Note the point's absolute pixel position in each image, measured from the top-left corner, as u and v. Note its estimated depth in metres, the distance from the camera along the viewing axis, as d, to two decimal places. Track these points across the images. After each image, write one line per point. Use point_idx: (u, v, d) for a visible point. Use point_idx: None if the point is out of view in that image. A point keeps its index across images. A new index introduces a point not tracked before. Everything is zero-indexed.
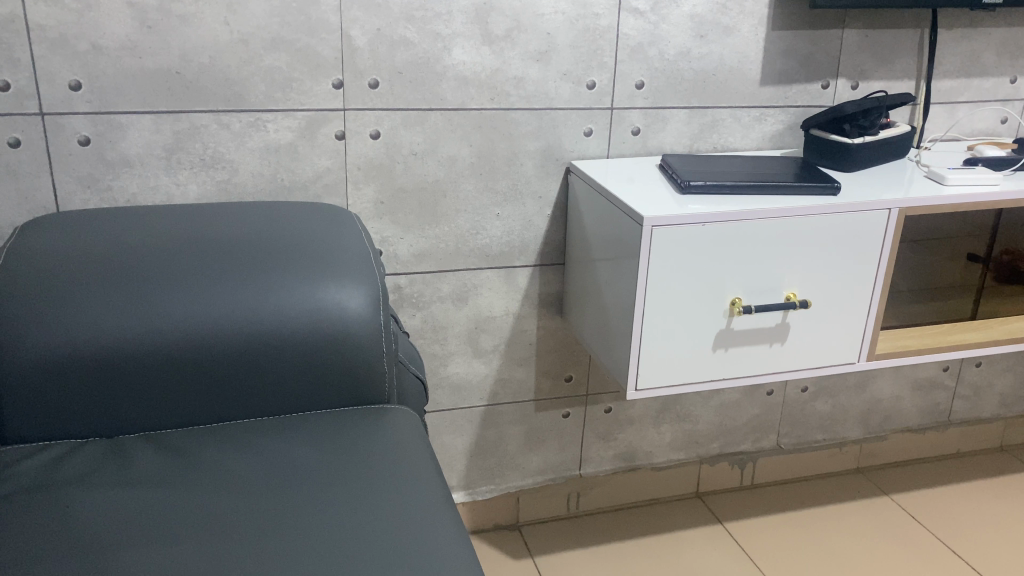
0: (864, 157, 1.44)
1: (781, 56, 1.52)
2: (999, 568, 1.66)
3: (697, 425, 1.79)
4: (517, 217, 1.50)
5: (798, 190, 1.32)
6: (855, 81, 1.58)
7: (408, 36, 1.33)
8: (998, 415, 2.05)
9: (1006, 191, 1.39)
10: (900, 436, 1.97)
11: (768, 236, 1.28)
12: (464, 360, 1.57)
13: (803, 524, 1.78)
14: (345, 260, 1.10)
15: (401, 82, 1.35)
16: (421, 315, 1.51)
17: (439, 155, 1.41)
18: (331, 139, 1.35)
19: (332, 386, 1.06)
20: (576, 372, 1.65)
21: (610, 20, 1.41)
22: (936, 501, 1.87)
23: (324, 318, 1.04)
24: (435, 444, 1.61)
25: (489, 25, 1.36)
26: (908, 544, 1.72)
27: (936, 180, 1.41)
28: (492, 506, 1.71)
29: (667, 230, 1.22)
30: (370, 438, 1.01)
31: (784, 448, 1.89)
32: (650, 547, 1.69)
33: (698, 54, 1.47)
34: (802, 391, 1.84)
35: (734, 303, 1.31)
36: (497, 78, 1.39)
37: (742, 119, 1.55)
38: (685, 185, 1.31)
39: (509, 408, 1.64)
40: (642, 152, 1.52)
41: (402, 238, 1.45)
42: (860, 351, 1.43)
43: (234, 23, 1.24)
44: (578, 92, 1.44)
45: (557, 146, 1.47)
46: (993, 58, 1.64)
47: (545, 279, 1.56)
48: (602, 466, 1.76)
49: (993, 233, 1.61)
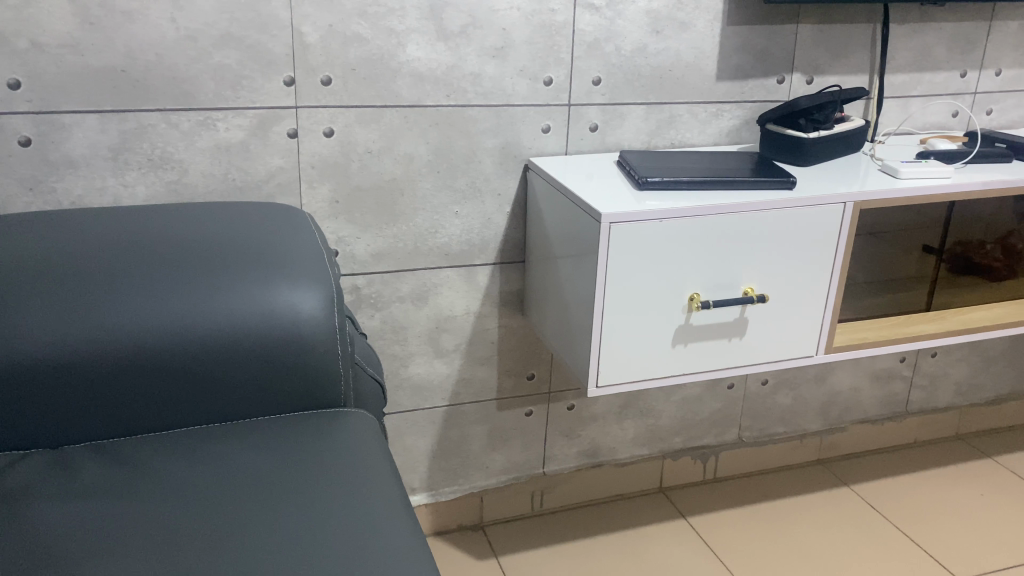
0: (819, 152, 1.45)
1: (736, 52, 1.52)
2: (956, 554, 1.69)
3: (659, 420, 1.79)
4: (476, 215, 1.48)
5: (755, 185, 1.32)
6: (810, 76, 1.59)
7: (361, 32, 1.30)
8: (954, 404, 2.08)
9: (958, 183, 1.41)
10: (859, 427, 1.99)
11: (726, 231, 1.28)
12: (426, 360, 1.55)
13: (766, 516, 1.79)
14: (298, 261, 1.07)
15: (355, 79, 1.33)
16: (380, 316, 1.49)
17: (396, 153, 1.39)
18: (284, 137, 1.33)
19: (287, 391, 1.04)
20: (538, 370, 1.64)
21: (565, 15, 1.40)
22: (895, 491, 1.89)
23: (278, 322, 1.02)
24: (397, 445, 1.59)
25: (444, 20, 1.34)
26: (867, 532, 1.75)
27: (890, 173, 1.44)
28: (456, 507, 1.69)
29: (626, 226, 1.22)
30: (327, 443, 0.99)
31: (746, 441, 1.90)
32: (615, 544, 1.69)
33: (654, 50, 1.47)
34: (762, 384, 1.85)
35: (693, 299, 1.30)
36: (453, 74, 1.37)
37: (699, 114, 1.55)
38: (643, 181, 1.31)
39: (471, 408, 1.62)
40: (600, 148, 1.52)
41: (358, 237, 1.42)
42: (818, 344, 1.44)
43: (180, 20, 1.21)
44: (535, 88, 1.43)
45: (515, 142, 1.46)
46: (944, 53, 1.66)
47: (505, 277, 1.55)
48: (566, 464, 1.76)
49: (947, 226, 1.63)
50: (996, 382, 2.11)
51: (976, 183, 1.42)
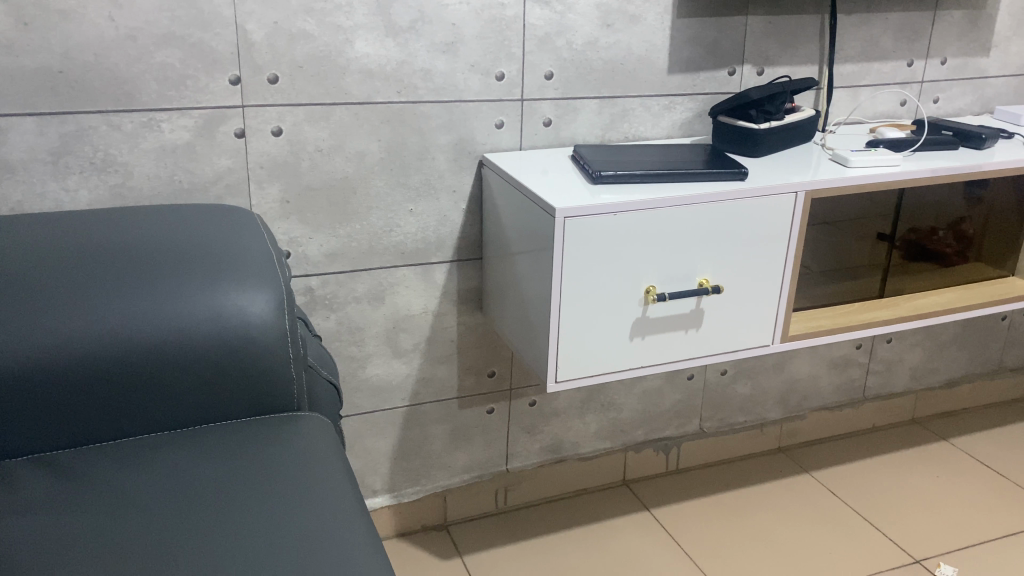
0: (770, 143, 1.46)
1: (688, 44, 1.53)
2: (913, 536, 1.72)
3: (621, 413, 1.80)
4: (432, 212, 1.47)
5: (707, 177, 1.33)
6: (760, 67, 1.60)
7: (307, 29, 1.28)
8: (910, 388, 2.12)
9: (907, 171, 1.43)
10: (819, 414, 2.02)
11: (680, 223, 1.29)
12: (384, 361, 1.54)
13: (728, 504, 1.81)
14: (246, 264, 1.05)
15: (303, 77, 1.30)
16: (336, 317, 1.47)
17: (347, 151, 1.37)
18: (231, 137, 1.30)
19: (239, 396, 1.02)
20: (499, 367, 1.64)
21: (516, 9, 1.39)
22: (855, 475, 1.92)
23: (227, 326, 0.99)
24: (358, 447, 1.57)
25: (392, 16, 1.32)
26: (827, 517, 1.77)
27: (841, 163, 1.45)
28: (419, 507, 1.68)
29: (580, 220, 1.22)
30: (278, 448, 0.97)
31: (707, 432, 1.91)
32: (579, 539, 1.69)
33: (605, 44, 1.47)
34: (721, 374, 1.86)
35: (649, 292, 1.31)
36: (403, 70, 1.36)
37: (652, 108, 1.55)
38: (597, 175, 1.30)
39: (432, 407, 1.61)
40: (554, 143, 1.51)
41: (311, 238, 1.40)
42: (775, 333, 1.45)
43: (119, 18, 1.18)
44: (487, 84, 1.42)
45: (468, 139, 1.44)
46: (892, 43, 1.69)
47: (462, 274, 1.54)
48: (529, 460, 1.75)
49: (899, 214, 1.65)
50: (950, 366, 2.15)
51: (924, 170, 1.44)
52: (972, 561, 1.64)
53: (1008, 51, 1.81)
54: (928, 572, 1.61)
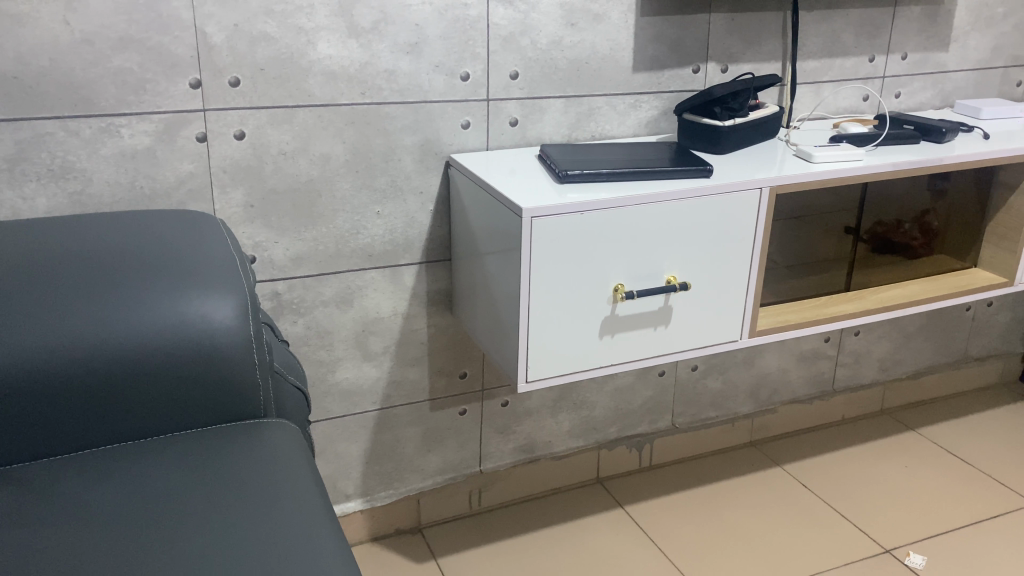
0: (735, 139, 1.47)
1: (652, 42, 1.53)
2: (884, 527, 1.73)
3: (594, 411, 1.80)
4: (399, 214, 1.46)
5: (672, 174, 1.33)
6: (724, 64, 1.61)
7: (268, 31, 1.27)
8: (878, 379, 2.14)
9: (870, 165, 1.45)
10: (789, 407, 2.04)
11: (647, 221, 1.29)
12: (354, 364, 1.52)
13: (703, 500, 1.81)
14: (209, 270, 1.04)
15: (264, 80, 1.29)
16: (303, 321, 1.45)
17: (311, 154, 1.36)
18: (192, 142, 1.28)
19: (203, 404, 1.00)
20: (470, 368, 1.63)
21: (479, 9, 1.38)
22: (826, 467, 1.94)
23: (189, 333, 0.98)
24: (329, 452, 1.56)
25: (354, 17, 1.31)
26: (801, 511, 1.78)
27: (805, 158, 1.46)
28: (393, 511, 1.67)
29: (546, 219, 1.21)
30: (244, 457, 0.96)
31: (679, 427, 1.92)
32: (553, 539, 1.69)
33: (570, 43, 1.47)
34: (692, 369, 1.87)
35: (617, 290, 1.31)
36: (367, 71, 1.35)
37: (618, 106, 1.55)
38: (564, 175, 1.30)
39: (404, 410, 1.60)
40: (521, 142, 1.51)
41: (276, 242, 1.39)
42: (742, 329, 1.46)
43: (75, 22, 1.16)
44: (452, 84, 1.41)
45: (434, 139, 1.44)
46: (853, 38, 1.70)
47: (430, 276, 1.53)
48: (502, 461, 1.74)
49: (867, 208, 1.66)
50: (917, 357, 2.17)
51: (887, 164, 1.46)
52: (940, 549, 1.67)
53: (967, 46, 1.84)
54: (898, 561, 1.64)
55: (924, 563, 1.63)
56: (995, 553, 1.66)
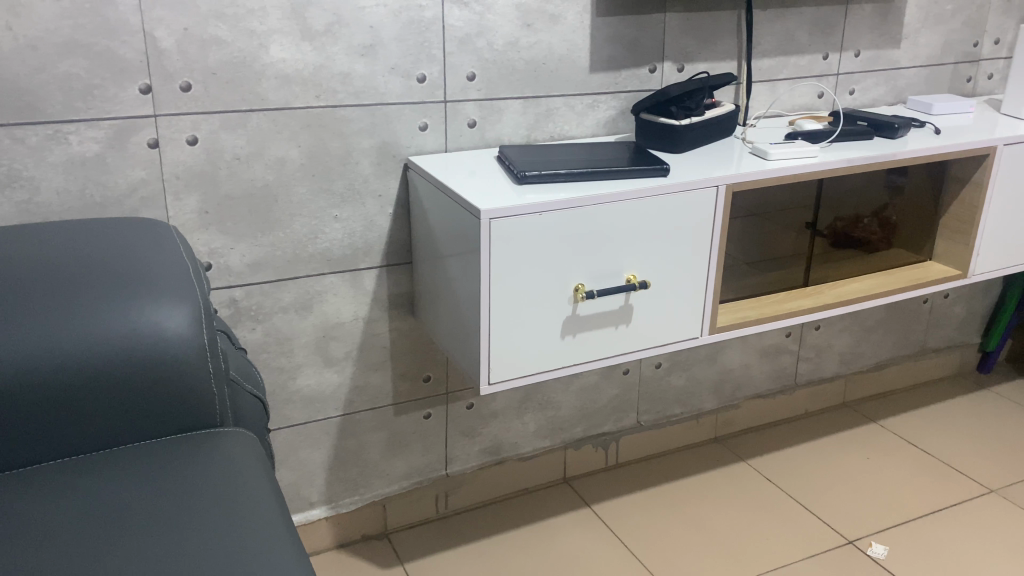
0: (692, 138, 1.48)
1: (608, 42, 1.54)
2: (848, 519, 1.75)
3: (560, 411, 1.80)
4: (358, 218, 1.45)
5: (630, 174, 1.34)
6: (680, 64, 1.62)
7: (220, 35, 1.25)
8: (840, 373, 2.17)
9: (824, 162, 1.47)
10: (753, 402, 2.06)
11: (605, 221, 1.29)
12: (315, 370, 1.51)
13: (669, 496, 1.82)
14: (161, 278, 1.02)
15: (217, 84, 1.27)
16: (262, 328, 1.44)
17: (266, 158, 1.34)
18: (144, 148, 1.26)
19: (157, 415, 0.98)
20: (434, 372, 1.62)
21: (434, 11, 1.38)
22: (789, 461, 1.96)
23: (140, 343, 0.96)
24: (292, 460, 1.55)
25: (307, 19, 1.30)
26: (766, 505, 1.80)
27: (760, 156, 1.48)
28: (358, 517, 1.65)
29: (505, 221, 1.21)
30: (200, 468, 0.94)
31: (644, 425, 1.93)
32: (521, 541, 1.68)
33: (527, 44, 1.47)
34: (656, 367, 1.88)
35: (577, 290, 1.31)
36: (322, 74, 1.34)
37: (576, 106, 1.56)
38: (522, 176, 1.30)
39: (367, 415, 1.59)
40: (480, 143, 1.50)
41: (232, 248, 1.37)
42: (702, 326, 1.47)
43: (19, 27, 1.13)
44: (409, 86, 1.40)
45: (391, 142, 1.43)
46: (807, 37, 1.73)
47: (391, 279, 1.52)
48: (469, 463, 1.74)
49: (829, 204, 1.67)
50: (878, 350, 2.21)
51: (840, 161, 1.48)
52: (901, 539, 1.69)
53: (918, 43, 1.87)
54: (860, 551, 1.66)
55: (886, 553, 1.65)
56: (955, 541, 1.69)
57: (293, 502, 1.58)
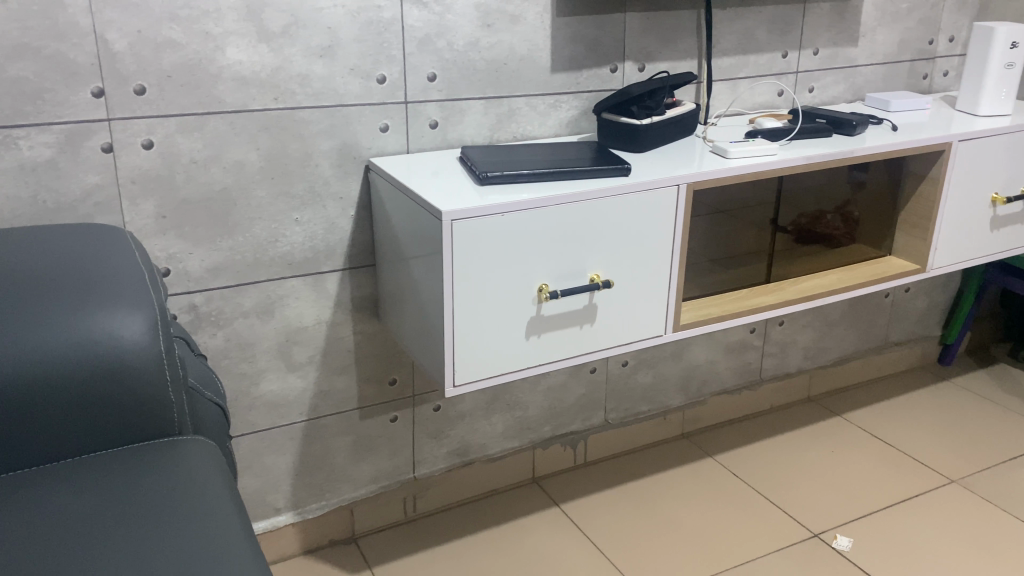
0: (653, 137, 1.49)
1: (569, 42, 1.54)
2: (813, 513, 1.77)
3: (527, 411, 1.80)
4: (319, 220, 1.43)
5: (592, 173, 1.34)
6: (641, 63, 1.63)
7: (174, 37, 1.23)
8: (804, 367, 2.19)
9: (783, 160, 1.48)
10: (719, 398, 2.07)
11: (567, 221, 1.30)
12: (278, 376, 1.49)
13: (637, 494, 1.83)
14: (116, 286, 1.00)
15: (172, 87, 1.25)
16: (223, 333, 1.42)
17: (224, 161, 1.33)
18: (97, 152, 1.24)
19: (113, 424, 0.97)
20: (399, 374, 1.61)
21: (393, 11, 1.37)
22: (755, 456, 1.98)
23: (94, 351, 0.94)
24: (256, 466, 1.53)
25: (264, 21, 1.28)
26: (733, 500, 1.81)
27: (721, 154, 1.49)
28: (325, 522, 1.64)
29: (467, 222, 1.21)
30: (160, 477, 0.93)
31: (612, 423, 1.93)
32: (490, 542, 1.68)
33: (487, 44, 1.47)
34: (622, 365, 1.88)
35: (541, 290, 1.31)
36: (280, 76, 1.32)
37: (538, 106, 1.56)
38: (484, 177, 1.30)
39: (332, 419, 1.57)
40: (442, 144, 1.49)
41: (191, 253, 1.35)
42: (666, 324, 1.48)
43: None
44: (368, 87, 1.39)
45: (352, 143, 1.41)
46: (766, 35, 1.74)
47: (354, 282, 1.51)
48: (437, 465, 1.73)
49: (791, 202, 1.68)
50: (841, 344, 2.23)
51: (799, 158, 1.49)
52: (865, 531, 1.72)
53: (875, 40, 1.89)
54: (825, 544, 1.68)
55: (850, 545, 1.67)
56: (918, 532, 1.71)
57: (258, 509, 1.57)
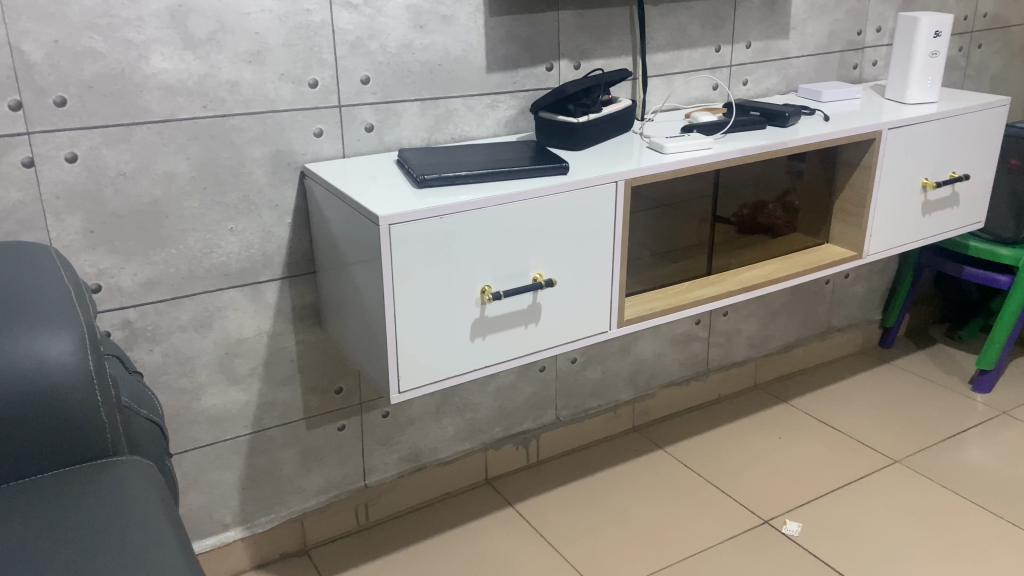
0: (590, 135, 1.50)
1: (503, 42, 1.54)
2: (763, 499, 1.80)
3: (477, 413, 1.79)
4: (254, 229, 1.40)
5: (530, 173, 1.34)
6: (577, 61, 1.63)
7: (94, 46, 1.20)
8: (750, 356, 2.23)
9: (719, 153, 1.50)
10: (667, 390, 2.09)
11: (507, 222, 1.29)
12: (220, 390, 1.46)
13: (590, 490, 1.84)
14: (41, 307, 0.96)
15: (95, 98, 1.22)
16: (161, 349, 1.38)
17: (153, 172, 1.29)
18: (18, 168, 1.20)
19: (41, 448, 0.93)
20: (345, 383, 1.59)
21: (322, 15, 1.35)
22: (705, 446, 2.00)
23: (18, 374, 0.91)
24: (201, 482, 1.50)
25: (188, 28, 1.25)
26: (684, 491, 1.83)
27: (658, 150, 1.50)
28: (275, 535, 1.61)
29: (405, 227, 1.20)
30: (93, 501, 0.89)
31: (563, 420, 1.94)
32: (444, 546, 1.67)
33: (420, 45, 1.45)
34: (571, 362, 1.89)
35: (484, 291, 1.30)
36: (208, 83, 1.29)
37: (475, 107, 1.55)
38: (421, 179, 1.29)
39: (278, 431, 1.55)
40: (379, 148, 1.48)
41: (123, 268, 1.31)
42: (611, 320, 1.49)
43: None
44: (301, 92, 1.37)
45: (285, 150, 1.39)
46: (699, 30, 1.76)
47: (294, 291, 1.48)
48: (388, 472, 1.71)
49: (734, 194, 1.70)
50: (785, 332, 2.27)
51: (734, 151, 1.51)
52: (814, 514, 1.75)
53: (805, 32, 1.93)
54: (776, 530, 1.70)
55: (800, 530, 1.70)
56: (864, 513, 1.75)
57: (205, 526, 1.53)
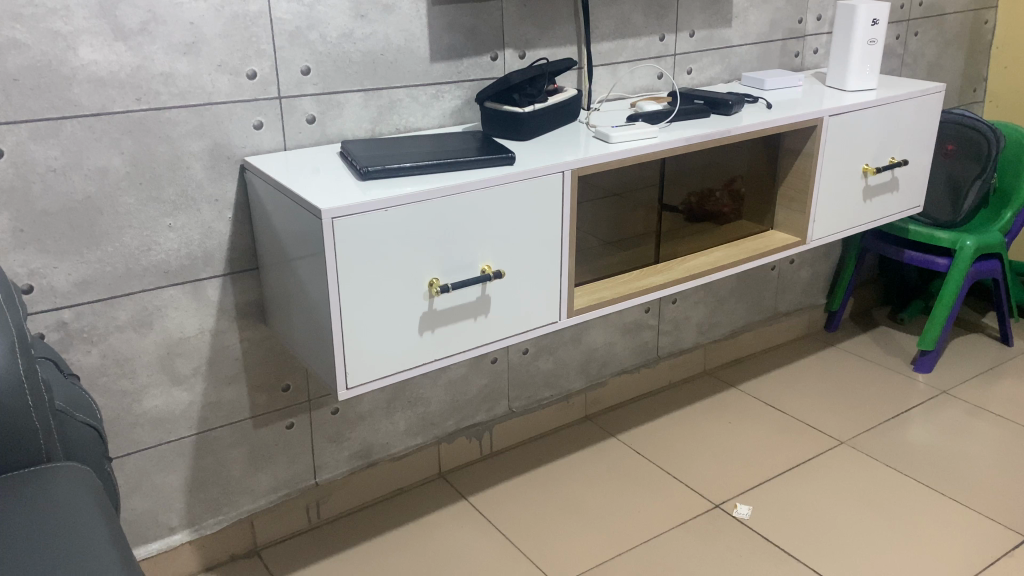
0: (535, 125, 1.49)
1: (446, 31, 1.52)
2: (714, 484, 1.82)
3: (429, 406, 1.78)
4: (193, 225, 1.37)
5: (477, 164, 1.33)
6: (521, 51, 1.62)
7: (17, 37, 1.15)
8: (699, 342, 2.25)
9: (664, 142, 1.50)
10: (618, 378, 2.10)
11: (452, 213, 1.28)
12: (162, 390, 1.42)
13: (543, 480, 1.84)
14: None
15: (20, 91, 1.17)
16: (99, 350, 1.34)
17: (85, 168, 1.25)
18: None
19: None
20: (292, 380, 1.57)
21: (259, 4, 1.32)
22: (656, 433, 2.01)
23: None
24: (145, 485, 1.46)
25: (118, 18, 1.21)
26: (636, 478, 1.84)
27: (604, 139, 1.50)
28: (224, 537, 1.58)
29: (348, 220, 1.17)
30: (26, 510, 0.86)
31: (515, 411, 1.93)
32: (398, 541, 1.66)
33: (362, 35, 1.43)
34: (523, 353, 1.88)
35: (432, 284, 1.29)
36: (140, 75, 1.25)
37: (419, 98, 1.53)
38: (365, 172, 1.27)
39: (224, 431, 1.51)
40: (321, 140, 1.45)
41: (55, 267, 1.27)
42: (560, 310, 1.49)
43: None
44: (238, 84, 1.34)
45: (224, 143, 1.35)
46: (642, 19, 1.76)
47: (237, 287, 1.45)
48: (339, 470, 1.69)
49: (682, 184, 1.70)
50: (732, 318, 2.30)
51: (679, 140, 1.52)
52: (763, 497, 1.78)
53: (747, 21, 1.95)
54: (727, 514, 1.73)
55: (750, 513, 1.73)
56: (812, 494, 1.79)
57: (150, 530, 1.49)
